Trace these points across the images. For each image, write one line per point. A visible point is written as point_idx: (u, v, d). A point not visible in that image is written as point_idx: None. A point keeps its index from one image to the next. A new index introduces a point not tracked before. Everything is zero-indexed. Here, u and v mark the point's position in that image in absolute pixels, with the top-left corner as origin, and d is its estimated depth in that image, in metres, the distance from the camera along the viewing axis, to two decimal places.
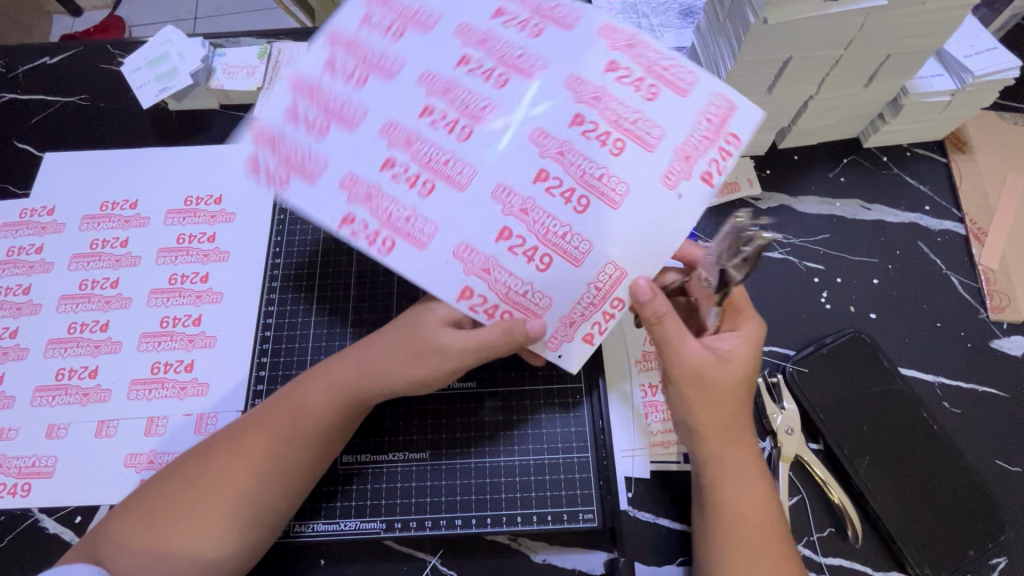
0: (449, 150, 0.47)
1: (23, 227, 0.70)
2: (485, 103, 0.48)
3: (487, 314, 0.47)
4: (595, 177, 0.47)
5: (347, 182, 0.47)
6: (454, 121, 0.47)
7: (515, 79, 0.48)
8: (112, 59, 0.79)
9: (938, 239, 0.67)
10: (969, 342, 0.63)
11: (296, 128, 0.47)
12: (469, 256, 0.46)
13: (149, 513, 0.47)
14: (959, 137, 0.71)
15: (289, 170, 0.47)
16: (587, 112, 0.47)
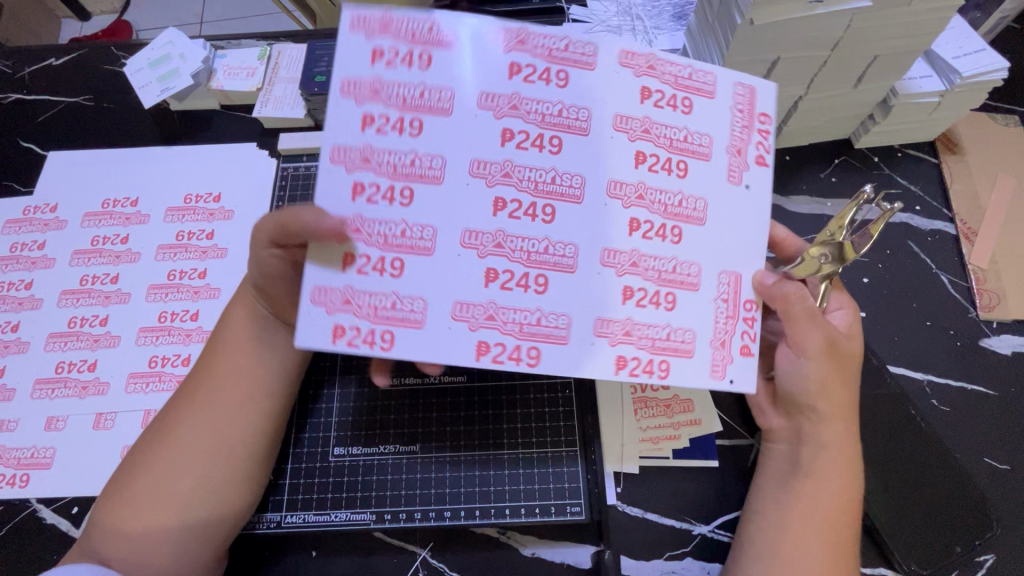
0: (542, 214, 0.42)
1: (26, 223, 0.71)
2: (554, 149, 0.43)
3: (650, 373, 0.43)
4: (675, 205, 0.44)
5: (466, 274, 0.41)
6: (534, 175, 0.42)
7: (564, 112, 0.43)
8: (116, 61, 0.80)
9: (929, 239, 0.68)
10: (958, 340, 0.63)
11: (384, 252, 0.40)
12: (605, 337, 0.42)
13: (124, 494, 0.48)
14: (950, 137, 0.72)
15: (397, 307, 0.40)
16: (645, 147, 0.44)
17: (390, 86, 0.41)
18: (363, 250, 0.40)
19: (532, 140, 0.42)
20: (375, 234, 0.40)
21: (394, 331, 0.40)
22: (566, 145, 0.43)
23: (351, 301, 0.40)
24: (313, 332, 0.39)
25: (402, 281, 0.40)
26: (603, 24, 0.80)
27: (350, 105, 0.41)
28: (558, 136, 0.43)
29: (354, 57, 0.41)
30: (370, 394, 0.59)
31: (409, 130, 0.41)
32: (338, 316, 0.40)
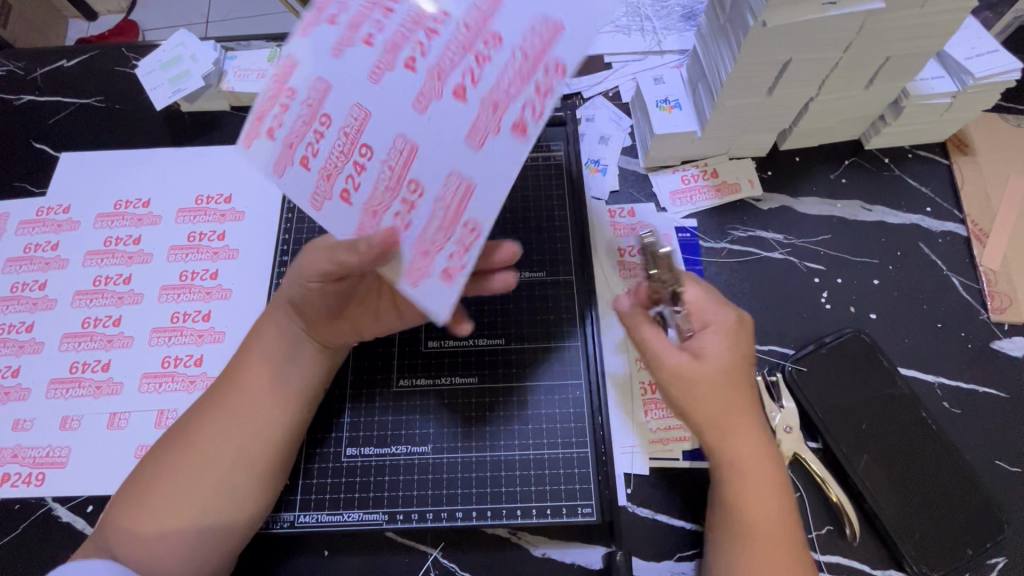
0: (459, 95, 0.44)
1: (39, 224, 0.72)
2: (427, 52, 0.45)
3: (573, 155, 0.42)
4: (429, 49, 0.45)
5: (449, 180, 0.43)
6: (441, 67, 0.44)
7: (421, 34, 0.45)
8: (127, 62, 0.81)
9: (940, 241, 0.67)
10: (969, 343, 0.63)
11: (414, 215, 0.45)
12: (526, 133, 0.42)
13: (147, 495, 0.49)
14: (961, 138, 0.72)
15: (446, 224, 0.43)
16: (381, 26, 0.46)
17: (331, 163, 0.47)
18: (400, 229, 0.45)
19: (416, 53, 0.45)
20: (398, 214, 0.45)
21: (468, 228, 0.43)
22: (432, 37, 0.45)
23: (425, 248, 0.44)
24: (427, 278, 0.44)
25: (437, 209, 0.44)
26: (612, 24, 0.80)
27: (337, 209, 0.47)
28: (428, 31, 0.45)
29: (291, 177, 0.48)
30: (381, 395, 0.59)
31: (387, 158, 0.45)
32: (435, 266, 0.44)
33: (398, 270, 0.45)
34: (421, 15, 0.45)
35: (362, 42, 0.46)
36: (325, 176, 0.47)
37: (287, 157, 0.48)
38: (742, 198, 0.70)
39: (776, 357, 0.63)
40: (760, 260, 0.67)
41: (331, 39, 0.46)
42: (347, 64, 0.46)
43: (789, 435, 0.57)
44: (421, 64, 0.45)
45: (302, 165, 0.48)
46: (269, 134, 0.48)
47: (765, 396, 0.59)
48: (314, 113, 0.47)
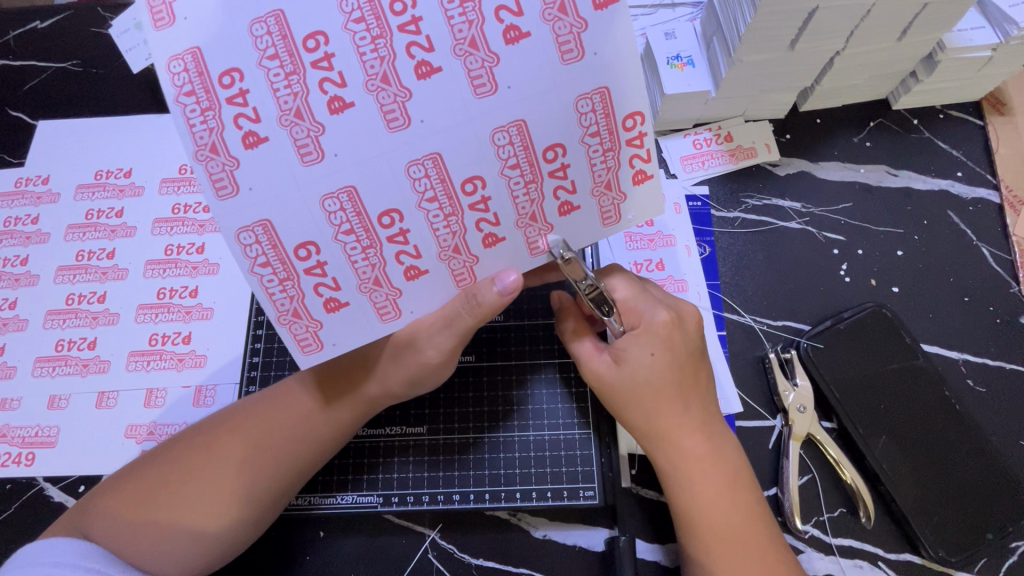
0: (426, 77, 0.37)
1: (18, 196, 0.68)
2: (346, 81, 0.36)
3: (639, 152, 0.41)
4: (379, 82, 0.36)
5: (582, 101, 0.38)
6: (385, 72, 0.36)
7: (312, 76, 0.36)
8: (103, 22, 0.76)
9: (970, 209, 0.63)
10: (998, 317, 0.59)
11: (498, 201, 0.41)
12: (522, 29, 0.36)
13: (139, 490, 0.47)
14: (996, 98, 0.66)
15: (533, 171, 0.40)
16: (253, 86, 0.35)
17: (366, 275, 0.41)
18: (576, 199, 0.42)
19: (333, 88, 0.36)
20: (485, 223, 0.41)
21: (551, 156, 0.40)
22: (331, 61, 0.36)
23: (607, 184, 0.42)
24: (626, 200, 0.43)
25: (590, 143, 0.40)
26: None
27: (416, 290, 0.43)
28: (322, 62, 0.36)
29: (344, 322, 0.41)
30: None
31: (420, 190, 0.39)
32: (580, 200, 0.42)
33: (524, 253, 0.43)
34: (295, 42, 0.35)
35: (235, 148, 0.35)
36: (375, 288, 0.41)
37: (311, 326, 0.41)
38: (758, 164, 0.65)
39: (790, 333, 0.59)
40: (775, 229, 0.63)
41: (210, 178, 0.35)
42: (259, 169, 0.36)
43: (803, 415, 0.54)
44: (353, 92, 0.36)
45: (335, 312, 0.41)
46: (314, 343, 0.41)
47: (778, 374, 0.56)
48: (286, 261, 0.38)
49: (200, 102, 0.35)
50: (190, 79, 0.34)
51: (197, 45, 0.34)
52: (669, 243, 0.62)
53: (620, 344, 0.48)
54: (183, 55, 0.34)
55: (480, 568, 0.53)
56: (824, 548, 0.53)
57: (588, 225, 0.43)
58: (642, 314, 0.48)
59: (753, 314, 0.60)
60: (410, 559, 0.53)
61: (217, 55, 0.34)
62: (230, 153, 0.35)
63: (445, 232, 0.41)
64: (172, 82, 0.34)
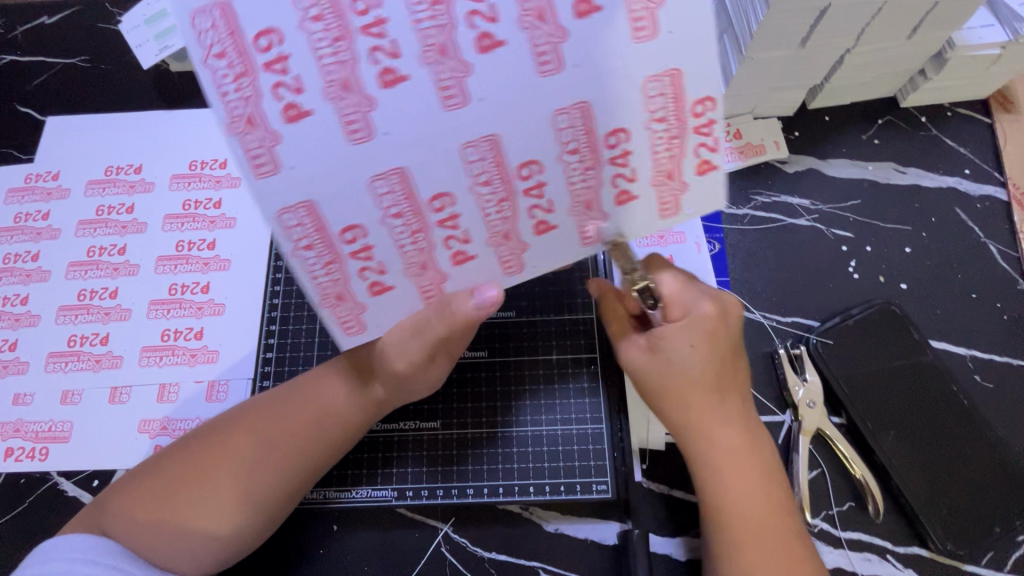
0: (390, 85, 0.34)
1: (29, 192, 0.68)
2: (303, 85, 0.33)
3: (707, 140, 0.39)
4: (339, 89, 0.34)
5: (651, 83, 0.36)
6: (345, 78, 0.34)
7: (265, 79, 0.33)
8: (111, 18, 0.76)
9: (977, 206, 0.63)
10: (1005, 314, 0.60)
11: (467, 218, 0.40)
12: (496, 38, 0.34)
13: (155, 486, 0.47)
14: (1004, 95, 0.67)
15: (506, 189, 0.39)
16: (285, 50, 0.33)
17: (328, 290, 0.40)
18: (553, 218, 0.41)
19: (288, 94, 0.33)
20: (454, 240, 0.41)
21: (526, 174, 0.39)
22: (285, 63, 0.33)
23: (586, 205, 0.41)
24: (687, 191, 0.41)
25: (570, 160, 0.38)
26: None
27: (380, 305, 0.42)
28: (276, 64, 0.33)
29: (388, 304, 0.42)
30: None
31: (384, 206, 0.38)
32: (557, 219, 0.41)
33: (496, 270, 0.43)
34: (244, 38, 0.32)
35: (276, 122, 0.34)
36: (337, 303, 0.41)
37: (356, 309, 0.41)
38: (767, 161, 0.66)
39: (799, 329, 0.60)
40: (784, 226, 0.63)
41: (244, 152, 0.34)
42: (300, 146, 0.35)
43: (812, 410, 0.55)
44: (309, 99, 0.34)
45: (380, 296, 0.42)
46: (358, 325, 0.42)
47: (787, 369, 0.57)
48: (332, 244, 0.38)
49: (234, 68, 0.33)
50: (220, 38, 0.32)
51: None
52: (679, 240, 0.62)
53: (661, 333, 0.47)
54: (208, 10, 0.31)
55: (493, 561, 0.53)
56: (833, 541, 0.53)
57: (641, 217, 0.42)
58: (686, 305, 0.48)
59: (763, 310, 0.61)
60: (423, 552, 0.53)
61: (249, 14, 0.32)
62: (243, 132, 0.34)
63: (411, 249, 0.40)
64: (198, 39, 0.32)
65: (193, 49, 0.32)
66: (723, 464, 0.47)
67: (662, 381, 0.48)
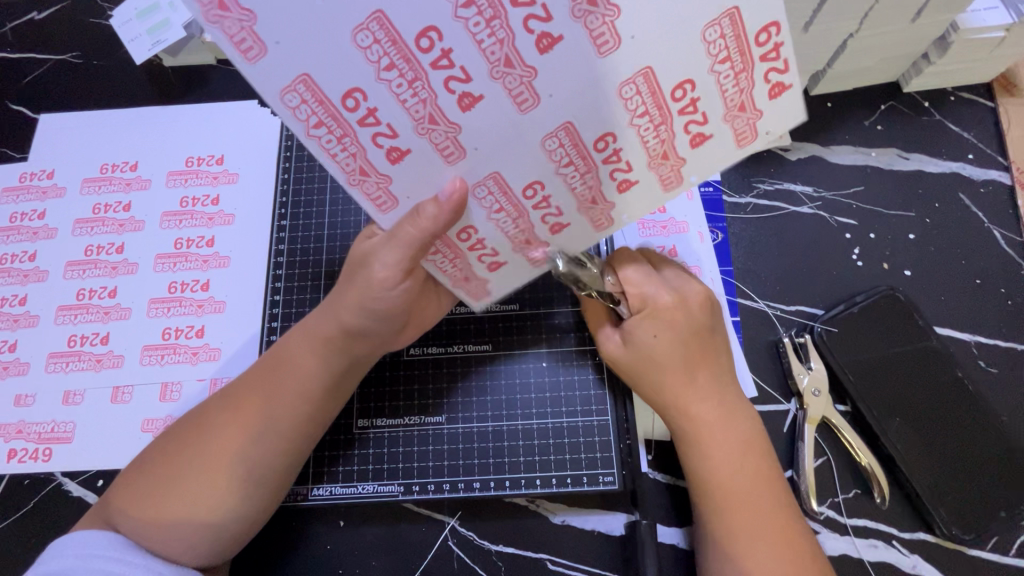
0: (469, 107, 0.39)
1: (23, 191, 0.68)
2: (397, 131, 0.39)
3: (776, 65, 0.37)
4: (427, 121, 0.39)
5: (709, 28, 0.36)
6: (430, 114, 0.39)
7: (363, 133, 0.39)
8: (102, 13, 0.75)
9: (981, 191, 0.63)
10: (1009, 299, 0.59)
11: (553, 189, 0.42)
12: (553, 36, 0.36)
13: (156, 478, 0.46)
14: (1007, 78, 0.66)
15: (581, 161, 0.41)
16: (365, 96, 0.38)
17: (455, 275, 0.48)
18: (633, 175, 0.42)
19: (386, 139, 0.40)
20: (550, 216, 0.44)
21: (601, 146, 0.41)
22: (375, 115, 0.39)
23: (663, 154, 0.41)
24: (763, 116, 0.39)
25: (647, 131, 0.40)
26: None
27: (500, 278, 0.48)
28: (368, 118, 0.39)
29: (504, 277, 0.48)
30: (392, 363, 0.57)
31: (487, 206, 0.43)
32: (638, 174, 0.42)
33: (591, 231, 0.45)
34: (335, 104, 0.38)
35: (383, 165, 0.41)
36: (464, 282, 0.48)
37: (480, 284, 0.48)
38: (769, 149, 0.65)
39: (803, 318, 0.59)
40: (787, 214, 0.63)
41: (365, 199, 0.43)
42: (404, 177, 0.42)
43: (818, 398, 0.55)
44: (405, 140, 0.40)
45: (497, 271, 0.47)
46: (483, 292, 0.49)
47: (792, 358, 0.57)
48: (452, 244, 0.46)
49: (333, 132, 0.39)
50: (313, 109, 0.38)
51: (306, 71, 0.36)
52: (682, 229, 0.62)
53: (628, 326, 0.50)
54: (296, 87, 0.37)
55: (501, 554, 0.53)
56: (840, 528, 0.53)
57: (723, 152, 0.41)
58: (647, 296, 0.51)
59: (767, 299, 0.60)
60: (431, 546, 0.54)
61: (333, 83, 0.37)
62: (351, 182, 0.42)
63: (515, 231, 0.45)
64: (297, 117, 0.38)
65: (296, 127, 0.38)
66: (725, 446, 0.48)
67: (661, 362, 0.49)
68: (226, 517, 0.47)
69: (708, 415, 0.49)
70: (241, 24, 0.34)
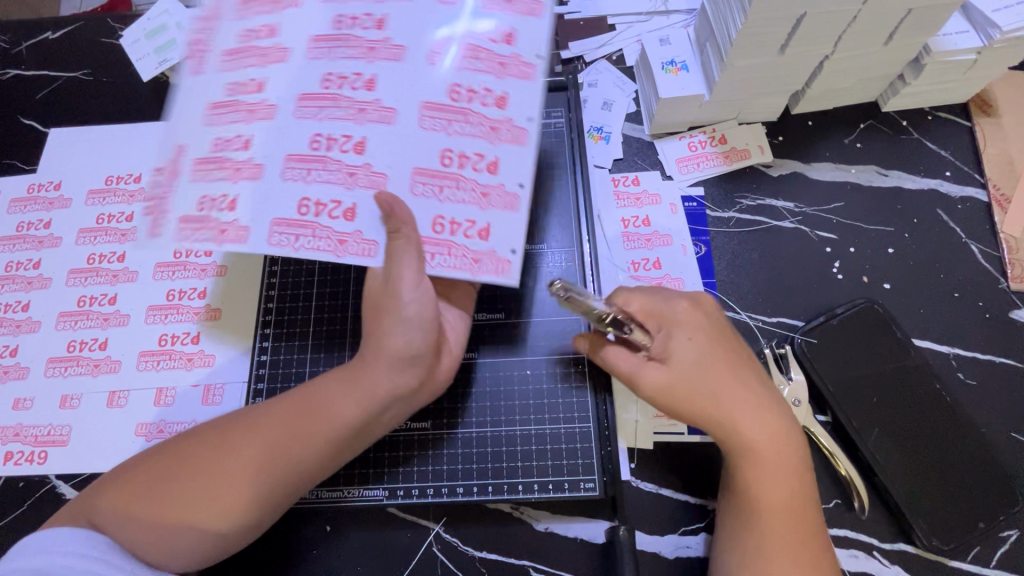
0: (362, 143, 0.48)
1: (31, 202, 0.70)
2: (338, 199, 0.47)
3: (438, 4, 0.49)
4: (348, 175, 0.47)
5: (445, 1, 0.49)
6: (348, 168, 0.47)
7: (324, 220, 0.47)
8: (112, 32, 0.78)
9: (959, 207, 0.64)
10: (987, 312, 0.60)
11: (463, 144, 0.48)
12: (366, 77, 0.48)
13: (151, 487, 0.47)
14: (984, 99, 0.68)
15: (455, 113, 0.48)
16: (305, 193, 0.47)
17: (466, 260, 0.47)
18: (496, 88, 0.48)
19: (339, 211, 0.47)
20: (480, 158, 0.47)
21: (458, 96, 0.48)
22: (318, 201, 0.47)
23: (501, 64, 0.48)
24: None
25: (479, 69, 0.48)
26: None
27: (502, 234, 0.48)
28: (317, 206, 0.47)
29: (504, 233, 0.47)
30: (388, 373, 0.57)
31: (433, 194, 0.47)
32: (501, 87, 0.48)
33: (525, 143, 0.48)
34: (296, 216, 0.47)
35: (347, 227, 0.47)
36: (478, 262, 0.47)
37: (493, 259, 0.47)
38: (751, 165, 0.67)
39: (784, 329, 0.61)
40: (768, 229, 0.65)
41: (359, 258, 0.47)
42: (365, 221, 0.47)
43: (797, 408, 0.56)
44: (349, 197, 0.47)
45: (491, 233, 0.47)
46: (505, 261, 0.47)
47: (773, 368, 0.58)
48: (438, 240, 0.47)
49: (300, 232, 0.47)
50: (284, 234, 0.47)
51: (273, 216, 0.47)
52: (666, 243, 0.64)
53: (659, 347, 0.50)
54: (272, 232, 0.47)
55: (484, 560, 0.54)
56: None
57: (535, 32, 0.49)
58: (664, 301, 0.51)
59: (748, 310, 0.62)
60: (416, 552, 0.54)
61: (284, 208, 0.47)
62: (346, 255, 0.47)
63: (469, 185, 0.47)
64: (274, 244, 0.46)
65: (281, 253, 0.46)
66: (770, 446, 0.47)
67: (699, 363, 0.48)
68: (211, 532, 0.47)
69: (755, 441, 0.47)
70: (227, 224, 0.47)
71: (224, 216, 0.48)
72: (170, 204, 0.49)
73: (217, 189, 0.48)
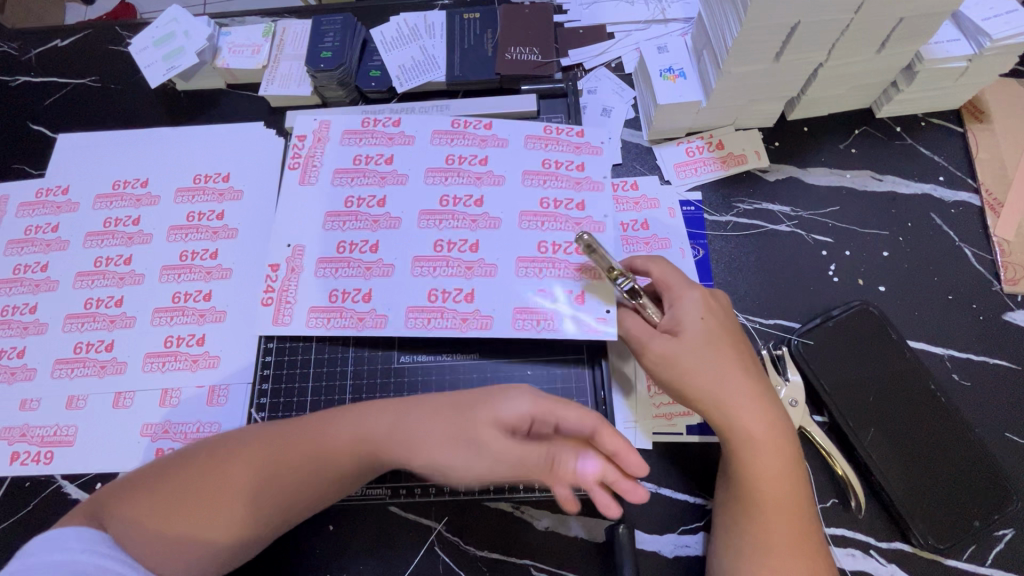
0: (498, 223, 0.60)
1: (39, 206, 0.71)
2: (460, 285, 0.58)
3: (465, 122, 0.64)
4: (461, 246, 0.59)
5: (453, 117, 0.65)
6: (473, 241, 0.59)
7: (454, 305, 0.57)
8: (120, 40, 0.80)
9: (952, 211, 0.66)
10: (981, 314, 0.61)
11: (457, 191, 0.61)
12: (395, 178, 0.62)
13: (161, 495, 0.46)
14: (976, 105, 0.69)
15: (444, 214, 0.60)
16: (436, 285, 0.58)
17: (566, 325, 0.56)
18: (538, 172, 0.62)
19: (464, 293, 0.58)
20: (552, 226, 0.59)
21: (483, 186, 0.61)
22: (446, 291, 0.58)
23: (543, 142, 0.63)
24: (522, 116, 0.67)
25: (465, 143, 0.63)
26: None
27: (591, 299, 0.56)
28: (436, 292, 0.58)
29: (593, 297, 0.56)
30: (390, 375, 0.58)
31: (534, 274, 0.57)
32: (547, 157, 0.62)
33: (602, 201, 0.60)
34: (425, 302, 0.58)
35: (468, 306, 0.57)
36: (577, 324, 0.55)
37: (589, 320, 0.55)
38: (748, 170, 0.68)
39: (781, 331, 0.62)
40: (765, 232, 0.66)
41: (533, 331, 0.56)
42: (485, 299, 0.57)
43: (794, 408, 0.57)
44: (468, 283, 0.58)
45: (584, 298, 0.56)
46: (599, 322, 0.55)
47: (770, 368, 0.59)
48: (552, 309, 0.56)
49: (438, 310, 0.57)
50: (422, 314, 0.57)
51: (409, 304, 0.58)
52: (664, 246, 0.64)
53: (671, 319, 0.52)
54: (409, 315, 0.57)
55: (485, 559, 0.54)
56: None
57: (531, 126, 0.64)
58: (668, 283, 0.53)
59: (745, 312, 0.63)
60: (418, 551, 0.55)
61: (411, 292, 0.58)
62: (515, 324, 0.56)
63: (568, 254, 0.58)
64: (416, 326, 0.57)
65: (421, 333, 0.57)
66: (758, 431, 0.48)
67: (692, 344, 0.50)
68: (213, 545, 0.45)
69: (749, 432, 0.48)
70: (362, 318, 0.58)
71: (360, 306, 0.58)
72: (293, 296, 0.59)
73: (347, 284, 0.59)
